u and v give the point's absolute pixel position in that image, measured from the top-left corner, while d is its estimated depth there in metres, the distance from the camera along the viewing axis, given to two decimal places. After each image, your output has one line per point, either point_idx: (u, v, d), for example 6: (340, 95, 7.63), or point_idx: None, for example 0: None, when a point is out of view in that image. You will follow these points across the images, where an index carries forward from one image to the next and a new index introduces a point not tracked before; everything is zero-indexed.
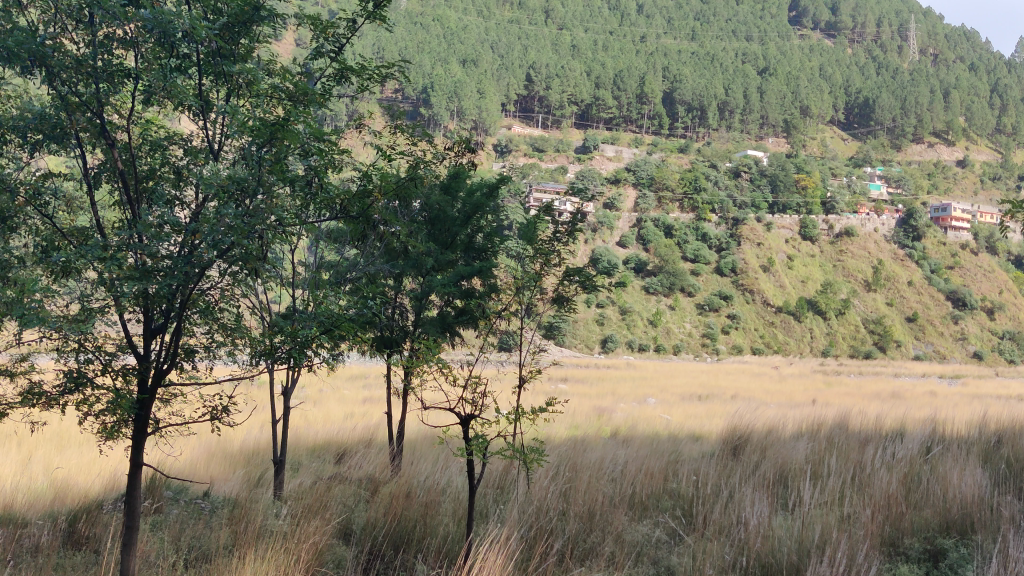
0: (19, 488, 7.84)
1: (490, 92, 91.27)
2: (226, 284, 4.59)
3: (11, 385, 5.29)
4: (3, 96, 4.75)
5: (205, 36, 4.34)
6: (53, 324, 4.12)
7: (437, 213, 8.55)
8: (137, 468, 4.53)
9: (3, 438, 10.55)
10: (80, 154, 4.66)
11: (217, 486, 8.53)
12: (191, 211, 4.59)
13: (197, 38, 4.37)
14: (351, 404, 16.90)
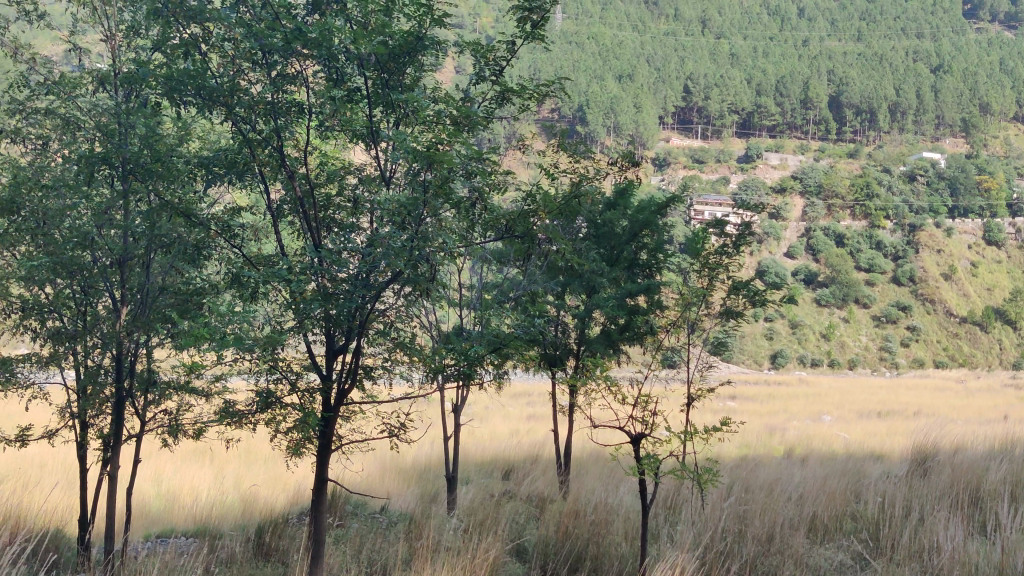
0: (214, 501, 8.40)
1: (647, 106, 90.36)
2: (399, 304, 4.75)
3: (203, 404, 5.69)
4: (192, 137, 5.15)
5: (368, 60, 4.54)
6: (243, 345, 4.41)
7: (600, 230, 8.59)
8: (321, 485, 4.75)
9: (199, 454, 11.37)
10: (262, 187, 4.99)
11: (394, 501, 8.83)
12: (365, 234, 4.77)
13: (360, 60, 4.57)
14: (517, 421, 17.08)
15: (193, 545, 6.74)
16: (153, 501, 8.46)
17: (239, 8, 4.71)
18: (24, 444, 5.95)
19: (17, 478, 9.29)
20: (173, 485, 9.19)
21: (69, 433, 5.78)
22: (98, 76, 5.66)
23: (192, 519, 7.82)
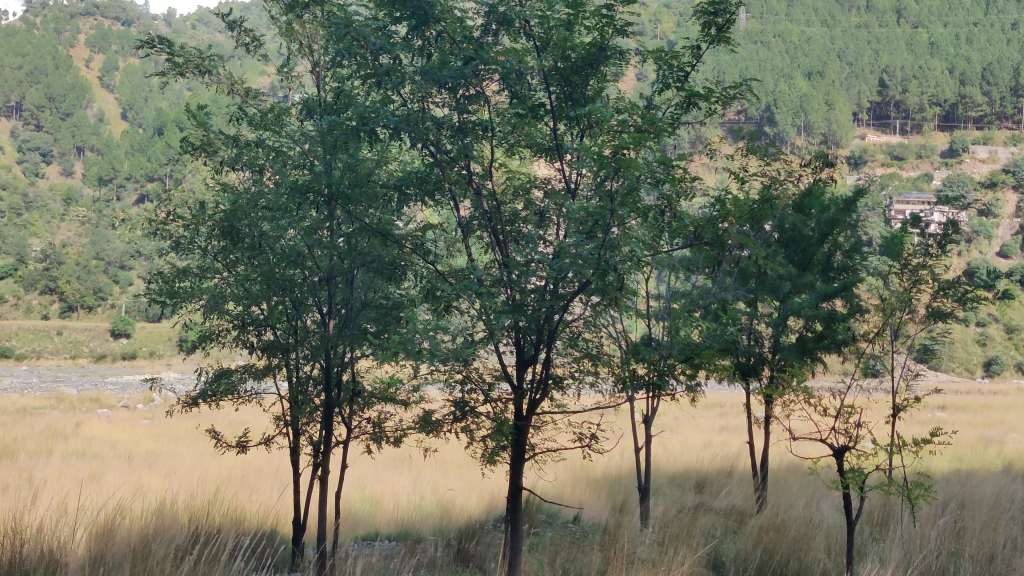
0: (413, 506, 8.79)
1: (839, 104, 86.24)
2: (589, 315, 4.77)
3: (404, 412, 5.97)
4: (384, 154, 5.43)
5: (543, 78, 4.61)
6: (437, 357, 4.60)
7: (792, 234, 8.28)
8: (517, 491, 4.85)
9: (398, 461, 11.92)
10: (455, 206, 5.18)
11: (587, 510, 8.87)
12: (554, 248, 4.85)
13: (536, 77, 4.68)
14: (709, 433, 16.67)
15: (395, 548, 7.03)
16: (359, 505, 8.92)
17: (425, 35, 4.96)
18: (244, 449, 6.44)
19: (240, 479, 10.12)
20: (376, 491, 9.65)
21: (282, 440, 6.18)
22: (302, 105, 6.07)
23: (395, 524, 8.18)
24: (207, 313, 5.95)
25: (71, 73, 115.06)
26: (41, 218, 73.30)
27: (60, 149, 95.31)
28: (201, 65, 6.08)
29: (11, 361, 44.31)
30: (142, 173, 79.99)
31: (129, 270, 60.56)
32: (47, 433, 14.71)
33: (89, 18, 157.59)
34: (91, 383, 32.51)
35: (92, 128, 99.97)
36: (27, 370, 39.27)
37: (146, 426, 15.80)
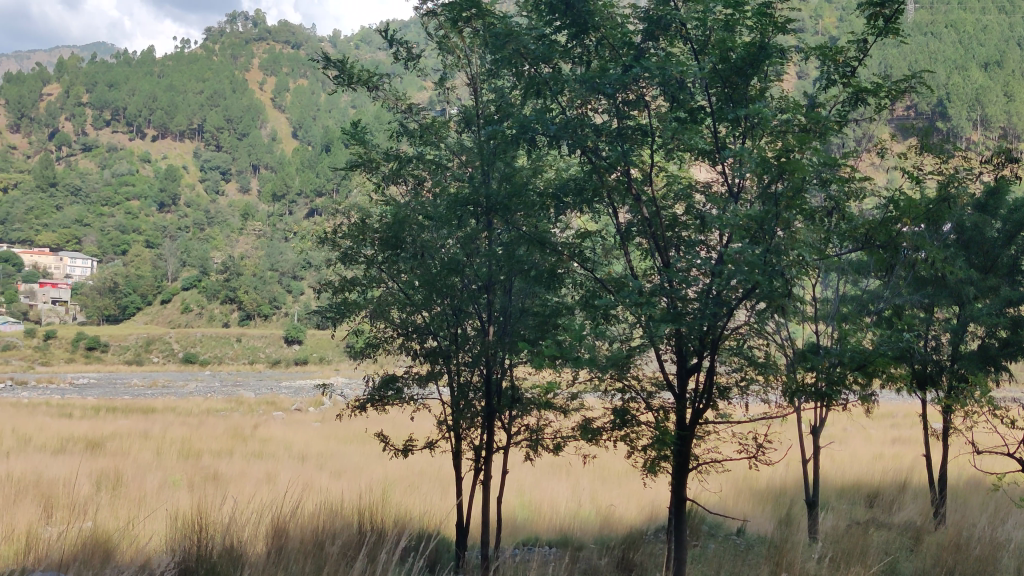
0: (572, 514, 8.79)
1: (1020, 94, 80.48)
2: (754, 321, 4.61)
3: (563, 419, 5.96)
4: (536, 162, 5.46)
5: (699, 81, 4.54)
6: (599, 363, 4.60)
7: (972, 235, 7.80)
8: (680, 499, 4.76)
9: (557, 468, 11.94)
10: (612, 214, 5.17)
11: (751, 523, 8.62)
12: (714, 253, 4.74)
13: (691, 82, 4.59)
14: (881, 445, 15.86)
15: (557, 555, 7.06)
16: (519, 510, 9.00)
17: (586, 42, 4.99)
18: (410, 454, 6.64)
19: (402, 483, 10.39)
20: (535, 497, 9.71)
21: (446, 444, 6.32)
22: (461, 117, 6.21)
23: (555, 531, 8.18)
24: (374, 321, 6.20)
25: (247, 95, 122.27)
26: (221, 234, 78.51)
27: (238, 168, 101.68)
28: (366, 83, 6.38)
29: (196, 366, 47.70)
30: (311, 189, 84.18)
31: (299, 281, 63.74)
32: (230, 434, 15.71)
33: (263, 43, 166.86)
34: (268, 387, 34.50)
35: (266, 147, 106.03)
36: (210, 375, 42.02)
37: (316, 430, 16.57)
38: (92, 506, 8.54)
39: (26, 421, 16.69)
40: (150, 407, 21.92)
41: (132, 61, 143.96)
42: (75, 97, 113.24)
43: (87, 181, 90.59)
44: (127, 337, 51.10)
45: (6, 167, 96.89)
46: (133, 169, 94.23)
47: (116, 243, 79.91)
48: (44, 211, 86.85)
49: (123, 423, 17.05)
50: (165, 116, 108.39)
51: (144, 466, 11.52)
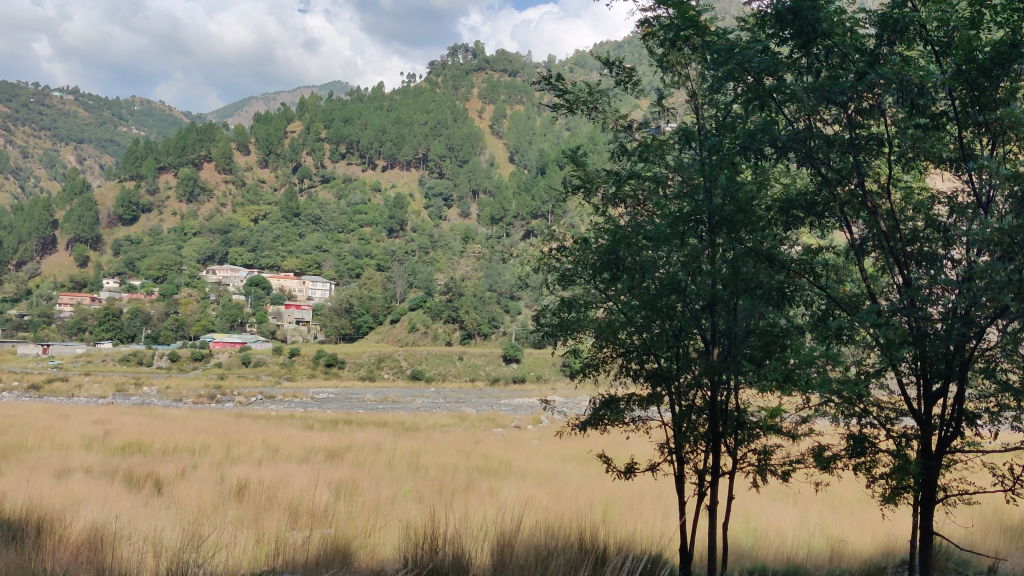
0: (799, 543, 8.43)
1: None
2: (1005, 343, 4.25)
3: (793, 444, 5.68)
4: (758, 175, 5.36)
5: (937, 85, 4.28)
6: (830, 387, 4.43)
7: None
8: (927, 531, 4.44)
9: (782, 495, 11.51)
10: (846, 230, 4.95)
11: (1004, 561, 7.88)
12: (960, 269, 4.41)
13: (930, 88, 4.34)
14: None
15: None
16: (744, 537, 8.72)
17: (813, 53, 4.81)
18: (632, 476, 6.58)
19: (622, 503, 10.34)
20: (761, 524, 9.39)
21: (669, 467, 6.22)
22: (681, 134, 6.14)
23: (782, 560, 7.84)
24: (596, 343, 6.23)
25: (467, 123, 126.75)
26: (444, 257, 82.40)
27: (459, 194, 105.70)
28: (588, 104, 6.49)
29: (422, 383, 49.88)
30: (528, 211, 85.61)
31: (517, 301, 65.05)
32: (455, 448, 16.32)
33: (482, 72, 171.88)
34: (488, 404, 35.49)
35: (485, 172, 109.39)
36: (434, 392, 43.77)
37: (535, 447, 16.90)
38: (331, 514, 9.12)
39: (274, 433, 18.13)
40: (383, 421, 23.25)
41: (364, 97, 152.67)
42: (315, 132, 121.48)
43: (325, 210, 97.42)
44: (361, 355, 54.72)
45: (256, 200, 105.76)
46: (365, 198, 100.02)
47: (350, 267, 87.00)
48: (289, 239, 94.55)
49: (360, 436, 18.18)
50: (392, 147, 114.28)
51: (378, 478, 12.19)
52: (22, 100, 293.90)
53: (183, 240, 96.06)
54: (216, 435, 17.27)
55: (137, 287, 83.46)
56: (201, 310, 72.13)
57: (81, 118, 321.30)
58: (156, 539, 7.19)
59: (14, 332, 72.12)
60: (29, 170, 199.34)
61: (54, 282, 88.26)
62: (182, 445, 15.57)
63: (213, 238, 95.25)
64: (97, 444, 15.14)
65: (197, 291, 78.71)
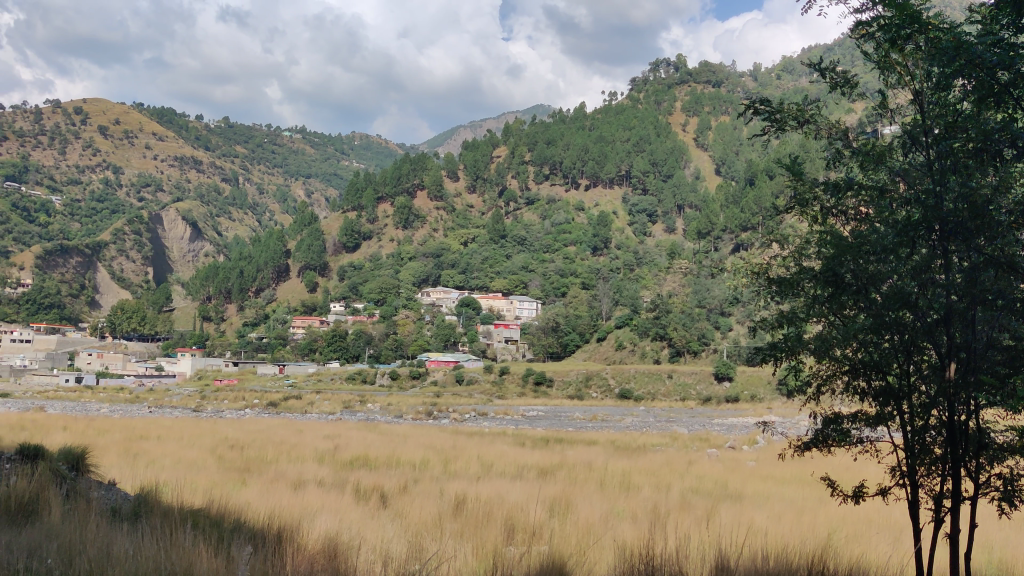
0: None
1: None
2: None
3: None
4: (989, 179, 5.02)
5: None
6: None
7: None
8: None
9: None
10: None
11: None
12: None
13: None
14: None
15: None
16: (989, 568, 8.07)
17: None
18: (861, 500, 6.19)
19: (847, 529, 9.81)
20: (1007, 554, 8.63)
21: (901, 490, 5.83)
22: (905, 138, 5.74)
23: None
24: (817, 361, 5.95)
25: (671, 137, 125.25)
26: (651, 274, 81.79)
27: (664, 210, 104.45)
28: (799, 119, 6.13)
29: (631, 402, 49.50)
30: (736, 224, 83.28)
31: (728, 316, 63.30)
32: (668, 468, 16.08)
33: (685, 86, 169.32)
34: (700, 423, 34.63)
35: (690, 186, 107.54)
36: (643, 411, 43.33)
37: (752, 469, 16.34)
38: (544, 531, 9.23)
39: (489, 450, 18.65)
40: (593, 439, 23.37)
41: (566, 118, 154.25)
42: (519, 155, 123.94)
43: (531, 231, 99.42)
44: (569, 373, 55.19)
45: (466, 224, 109.28)
46: (570, 218, 100.93)
47: (557, 286, 88.11)
48: (497, 260, 97.31)
49: (572, 454, 18.34)
50: (594, 166, 113.33)
51: (590, 496, 12.23)
52: (257, 141, 320.21)
53: (399, 265, 100.79)
54: (434, 451, 17.99)
55: (360, 310, 88.83)
56: (417, 331, 75.51)
57: (308, 155, 345.60)
58: (382, 549, 7.57)
59: (255, 354, 78.73)
60: (264, 207, 216.92)
61: (288, 307, 95.33)
62: (404, 460, 16.34)
63: (427, 261, 99.63)
64: (328, 458, 16.20)
65: (413, 313, 82.50)
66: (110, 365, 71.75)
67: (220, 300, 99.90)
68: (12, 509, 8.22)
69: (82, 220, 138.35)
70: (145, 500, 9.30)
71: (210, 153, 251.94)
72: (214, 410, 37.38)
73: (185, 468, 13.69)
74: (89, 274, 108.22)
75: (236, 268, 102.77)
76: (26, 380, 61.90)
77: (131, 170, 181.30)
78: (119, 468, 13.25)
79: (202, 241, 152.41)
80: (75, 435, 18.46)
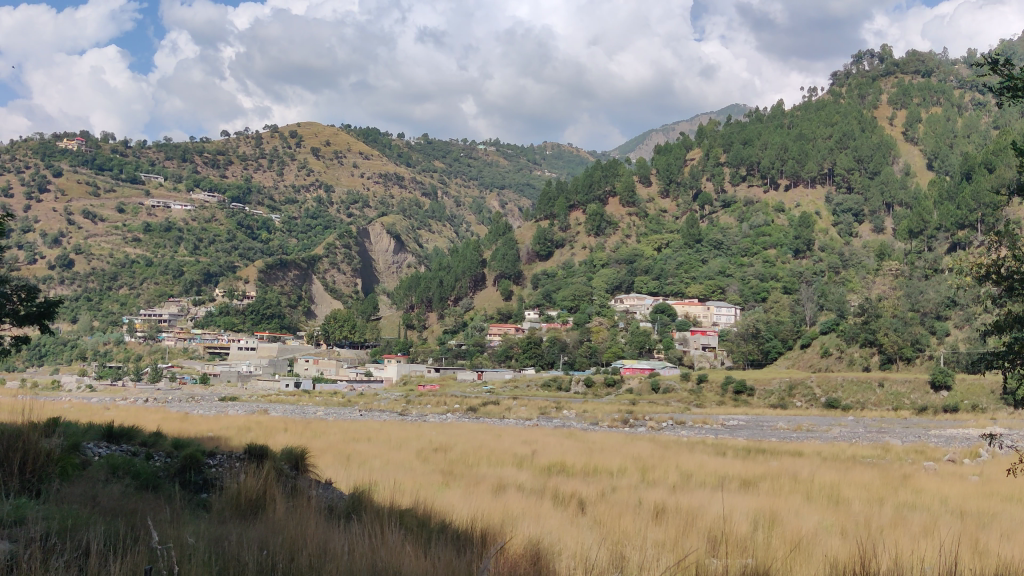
0: None
1: None
2: None
3: None
4: None
5: None
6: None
7: None
8: None
9: None
10: None
11: None
12: None
13: None
14: None
15: None
16: None
17: None
18: None
19: None
20: None
21: None
22: None
23: None
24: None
25: (877, 131, 118.31)
26: (858, 277, 77.68)
27: (871, 208, 98.71)
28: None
29: (838, 411, 47.03)
30: (953, 221, 77.53)
31: (946, 321, 59.02)
32: (881, 482, 15.14)
33: (893, 77, 159.26)
34: (915, 435, 32.34)
35: (900, 182, 101.22)
36: (852, 421, 41.06)
37: (977, 483, 15.16)
38: (748, 543, 8.94)
39: (689, 459, 18.26)
40: (797, 449, 22.47)
41: (763, 117, 148.82)
42: (714, 157, 120.85)
43: (728, 235, 96.82)
44: (772, 382, 53.23)
45: (660, 228, 107.88)
46: (769, 219, 97.44)
47: (756, 291, 85.49)
48: (693, 266, 95.54)
49: (777, 464, 17.69)
50: (795, 164, 106.82)
51: (796, 508, 11.73)
52: (455, 155, 330.69)
53: (593, 272, 100.93)
54: (632, 459, 17.85)
55: (555, 317, 89.81)
56: (611, 338, 75.41)
57: (502, 167, 352.89)
58: (583, 555, 7.59)
59: (455, 360, 81.34)
60: (461, 219, 223.60)
61: (485, 316, 97.84)
62: (603, 467, 16.33)
63: (620, 268, 99.12)
64: (528, 463, 16.49)
65: (608, 320, 82.51)
66: (325, 370, 76.51)
67: (423, 309, 104.23)
68: (242, 504, 8.87)
69: (298, 236, 147.96)
70: (358, 499, 9.78)
71: (412, 169, 263.11)
72: (419, 414, 39.06)
73: (394, 470, 14.30)
74: (305, 285, 115.76)
75: (436, 278, 106.62)
76: (252, 384, 66.95)
77: (340, 188, 192.17)
78: (336, 468, 14.06)
79: (404, 253, 159.00)
80: (294, 436, 19.79)
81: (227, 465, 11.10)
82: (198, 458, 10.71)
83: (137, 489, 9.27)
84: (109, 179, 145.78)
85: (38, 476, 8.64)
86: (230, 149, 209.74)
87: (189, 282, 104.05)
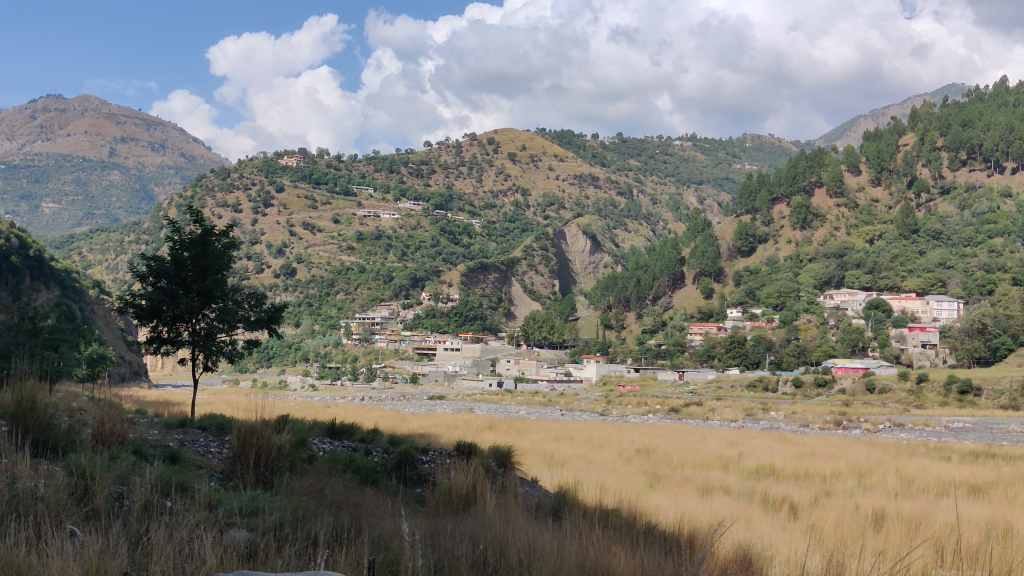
0: None
1: None
2: None
3: None
4: None
5: None
6: None
7: None
8: None
9: None
10: None
11: None
12: None
13: None
14: None
15: None
16: None
17: None
18: None
19: None
20: None
21: None
22: None
23: None
24: None
25: None
26: None
27: None
28: None
29: None
30: None
31: None
32: None
33: None
34: None
35: None
36: None
37: None
38: (979, 554, 8.30)
39: (908, 463, 17.14)
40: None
41: (985, 95, 137.28)
42: (931, 141, 112.85)
43: (948, 224, 90.61)
44: (1000, 382, 49.39)
45: (871, 220, 102.01)
46: (994, 205, 90.06)
47: (981, 283, 79.03)
48: (909, 258, 90.04)
49: (1008, 470, 16.32)
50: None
51: None
52: (651, 154, 326.21)
53: (799, 267, 96.96)
54: (847, 463, 16.95)
55: (759, 315, 87.52)
56: (821, 336, 72.23)
57: (698, 161, 344.75)
58: (798, 563, 7.31)
59: (655, 360, 80.65)
60: (657, 216, 220.35)
61: (685, 314, 96.39)
62: (814, 471, 15.65)
63: (829, 262, 94.33)
64: (734, 465, 16.03)
65: (816, 318, 79.43)
66: (526, 370, 78.06)
67: (622, 309, 103.98)
68: (453, 500, 9.19)
69: (497, 240, 151.30)
70: (563, 499, 9.86)
71: (607, 170, 262.62)
72: (620, 413, 39.20)
73: (598, 469, 14.37)
74: (506, 287, 118.60)
75: (634, 277, 106.36)
76: (458, 384, 69.32)
77: (537, 192, 194.57)
78: (542, 467, 14.27)
79: (601, 253, 158.77)
80: (500, 434, 20.36)
81: (438, 461, 11.57)
82: (412, 454, 11.24)
83: (358, 484, 9.81)
84: (324, 192, 155.34)
85: (271, 469, 9.34)
86: (432, 158, 217.29)
87: (398, 287, 109.27)
